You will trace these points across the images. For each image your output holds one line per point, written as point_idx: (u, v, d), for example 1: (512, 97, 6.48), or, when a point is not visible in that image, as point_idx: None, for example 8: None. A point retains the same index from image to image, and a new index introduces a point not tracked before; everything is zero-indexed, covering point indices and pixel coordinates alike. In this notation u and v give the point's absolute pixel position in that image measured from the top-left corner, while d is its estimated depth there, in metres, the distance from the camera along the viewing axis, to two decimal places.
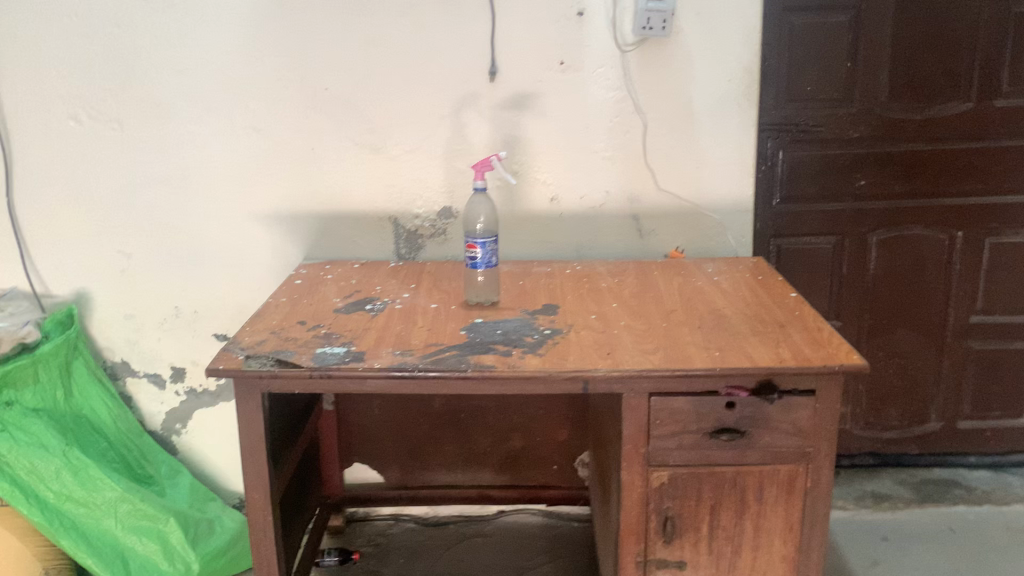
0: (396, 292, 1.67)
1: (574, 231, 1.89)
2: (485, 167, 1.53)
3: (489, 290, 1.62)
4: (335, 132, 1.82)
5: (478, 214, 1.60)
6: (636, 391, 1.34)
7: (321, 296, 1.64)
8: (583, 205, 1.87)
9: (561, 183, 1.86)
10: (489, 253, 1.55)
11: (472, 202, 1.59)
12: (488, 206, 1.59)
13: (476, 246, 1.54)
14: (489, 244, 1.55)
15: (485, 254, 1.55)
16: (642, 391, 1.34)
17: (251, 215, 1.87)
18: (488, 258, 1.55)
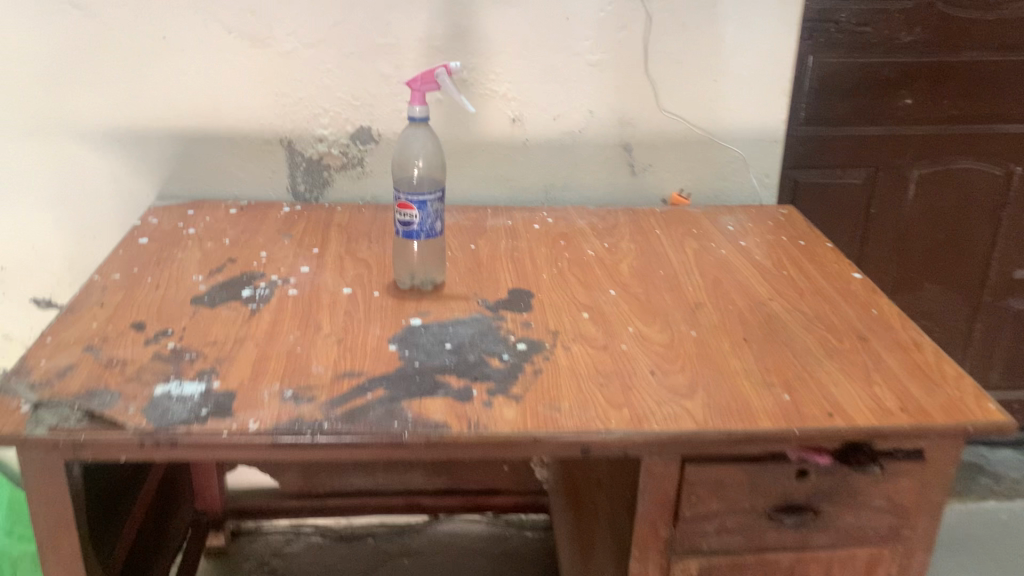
0: (290, 264, 1.14)
1: (541, 166, 1.37)
2: (427, 85, 0.98)
3: (433, 271, 1.11)
4: (197, 12, 1.22)
5: (414, 158, 1.05)
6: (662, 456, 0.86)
7: (175, 274, 1.09)
8: (556, 131, 1.35)
9: (527, 99, 1.32)
10: (428, 220, 1.04)
11: (406, 139, 1.04)
12: (430, 147, 1.03)
13: (412, 206, 1.03)
14: (431, 205, 1.03)
15: (423, 221, 1.03)
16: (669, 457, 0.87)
17: (76, 135, 1.28)
18: (430, 225, 1.04)
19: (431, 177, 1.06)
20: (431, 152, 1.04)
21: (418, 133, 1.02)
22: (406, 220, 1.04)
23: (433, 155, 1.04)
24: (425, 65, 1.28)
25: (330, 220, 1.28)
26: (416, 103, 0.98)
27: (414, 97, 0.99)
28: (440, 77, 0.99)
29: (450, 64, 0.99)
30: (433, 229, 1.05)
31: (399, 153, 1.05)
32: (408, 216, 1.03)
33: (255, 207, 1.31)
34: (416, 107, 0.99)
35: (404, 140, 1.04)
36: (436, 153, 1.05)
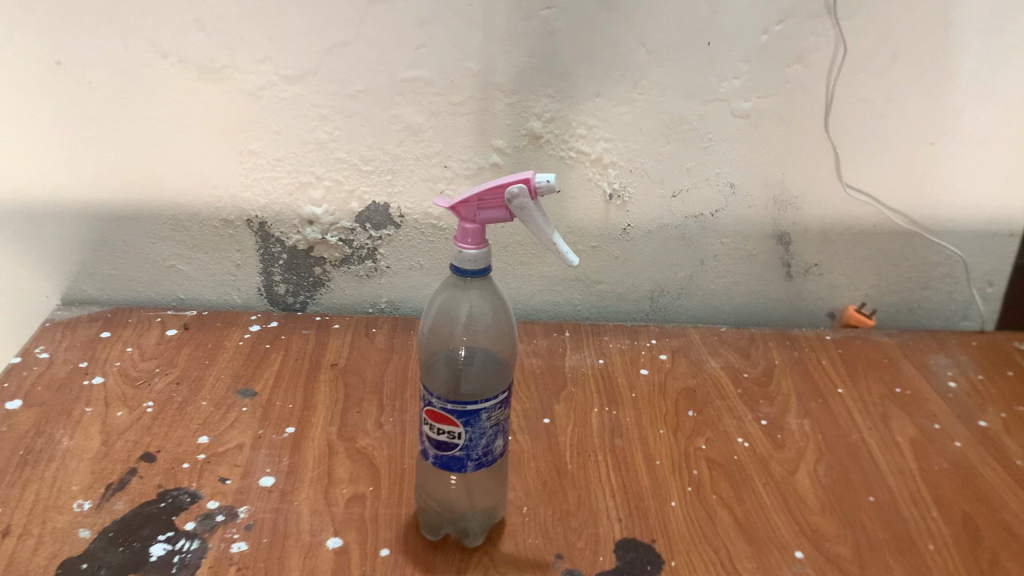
0: (243, 468, 0.68)
1: (648, 265, 0.89)
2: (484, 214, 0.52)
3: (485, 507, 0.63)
4: (109, 26, 0.74)
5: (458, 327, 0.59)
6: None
7: (45, 498, 0.64)
8: (674, 214, 0.87)
9: (634, 166, 0.84)
10: (481, 440, 0.57)
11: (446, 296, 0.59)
12: (490, 304, 0.58)
13: (453, 418, 0.56)
14: (486, 418, 0.56)
15: (472, 444, 0.56)
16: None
17: None
18: (484, 450, 0.57)
19: (490, 356, 0.59)
20: (491, 311, 0.58)
21: (469, 285, 0.57)
22: (440, 439, 0.57)
23: (494, 317, 0.59)
24: (475, 112, 0.80)
25: (319, 356, 0.82)
26: (465, 241, 0.52)
27: (462, 233, 0.52)
28: (515, 202, 0.51)
29: (534, 177, 0.52)
30: (489, 453, 0.58)
31: (433, 321, 0.59)
32: (444, 434, 0.57)
33: (206, 326, 0.85)
34: (466, 249, 0.52)
35: (443, 298, 0.59)
36: (499, 313, 0.59)
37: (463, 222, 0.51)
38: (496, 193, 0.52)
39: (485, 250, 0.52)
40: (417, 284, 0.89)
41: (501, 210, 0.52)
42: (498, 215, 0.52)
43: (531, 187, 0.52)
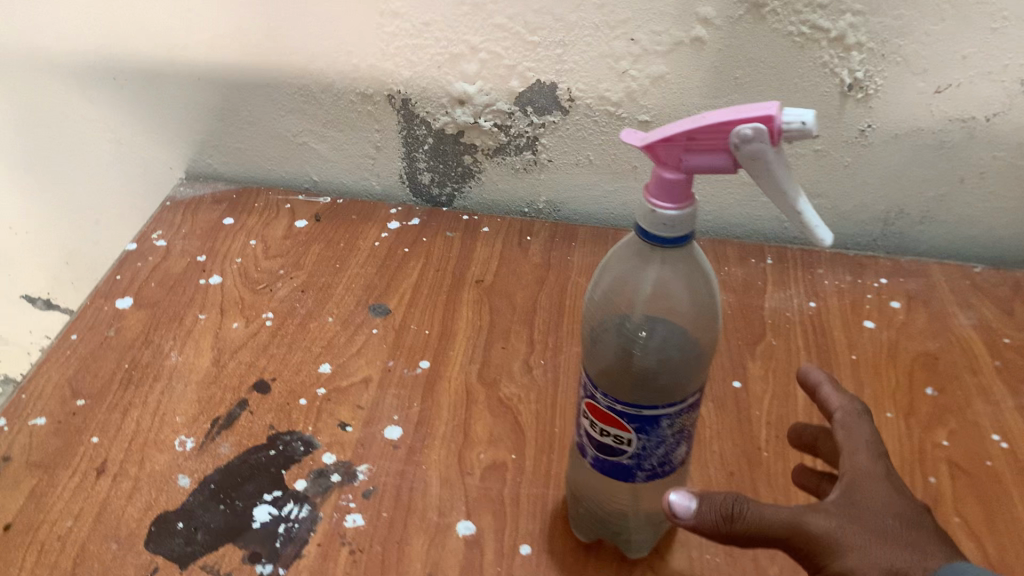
0: (367, 413, 0.57)
1: (883, 179, 0.70)
2: (692, 160, 0.35)
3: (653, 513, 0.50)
4: None
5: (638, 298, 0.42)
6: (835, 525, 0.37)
7: (145, 430, 0.55)
8: (935, 115, 0.66)
9: (889, 51, 0.63)
10: (659, 449, 0.41)
11: (625, 253, 0.42)
12: (682, 275, 0.41)
13: (621, 420, 0.41)
14: (667, 422, 0.40)
15: (645, 453, 0.41)
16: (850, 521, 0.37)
17: (47, 69, 0.73)
18: (662, 459, 0.42)
19: (680, 344, 0.42)
20: (686, 281, 0.41)
21: (654, 255, 0.40)
22: (604, 442, 0.42)
23: (689, 289, 0.41)
24: None
25: (462, 270, 0.69)
26: (661, 198, 0.35)
27: (658, 185, 0.35)
28: (743, 148, 0.34)
29: (780, 110, 0.33)
30: (668, 463, 0.42)
31: (608, 289, 0.43)
32: (609, 436, 0.42)
33: (339, 219, 0.73)
34: (662, 210, 0.35)
35: (620, 264, 0.42)
36: (698, 282, 0.41)
37: (662, 170, 0.35)
38: (715, 132, 0.34)
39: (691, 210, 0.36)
40: (585, 183, 0.73)
41: (721, 155, 0.35)
42: (714, 164, 0.35)
43: (774, 129, 0.33)
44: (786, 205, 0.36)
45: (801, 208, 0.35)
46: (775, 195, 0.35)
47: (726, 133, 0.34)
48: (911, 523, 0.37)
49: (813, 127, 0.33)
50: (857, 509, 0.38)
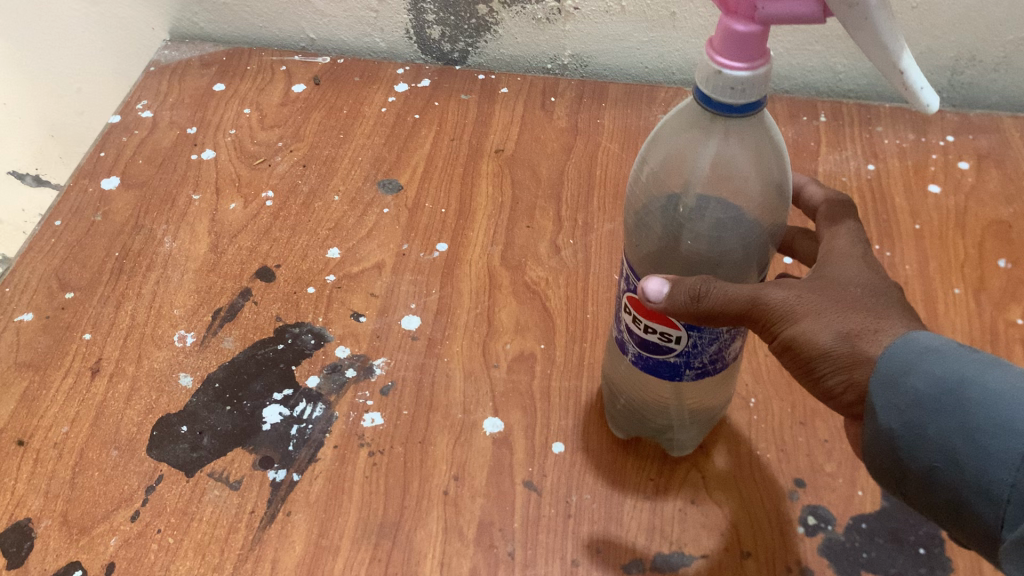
0: (381, 302, 0.52)
1: (957, 21, 0.61)
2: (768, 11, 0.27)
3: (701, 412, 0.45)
4: None
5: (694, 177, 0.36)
6: (799, 296, 0.32)
7: (142, 324, 0.51)
8: None
9: None
10: (712, 345, 0.36)
11: (681, 124, 0.36)
12: (749, 149, 0.34)
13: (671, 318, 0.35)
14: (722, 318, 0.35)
15: (696, 351, 0.36)
16: (812, 290, 0.32)
17: None
18: (714, 356, 0.37)
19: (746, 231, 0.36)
20: (754, 156, 0.34)
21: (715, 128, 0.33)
22: (649, 339, 0.37)
23: (758, 165, 0.35)
24: None
25: (480, 138, 0.62)
26: (727, 55, 0.28)
27: (724, 37, 0.28)
28: None
29: None
30: (720, 359, 0.37)
31: (661, 166, 0.37)
32: (654, 334, 0.36)
33: (341, 82, 0.66)
34: (730, 69, 0.28)
35: (674, 136, 0.36)
36: (768, 159, 0.35)
37: (731, 21, 0.28)
38: None
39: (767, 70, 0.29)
40: (615, 32, 0.65)
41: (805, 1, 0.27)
42: (797, 16, 0.27)
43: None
44: (889, 63, 0.28)
45: (904, 66, 0.28)
46: (876, 51, 0.28)
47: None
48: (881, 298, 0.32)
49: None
50: (826, 285, 0.33)
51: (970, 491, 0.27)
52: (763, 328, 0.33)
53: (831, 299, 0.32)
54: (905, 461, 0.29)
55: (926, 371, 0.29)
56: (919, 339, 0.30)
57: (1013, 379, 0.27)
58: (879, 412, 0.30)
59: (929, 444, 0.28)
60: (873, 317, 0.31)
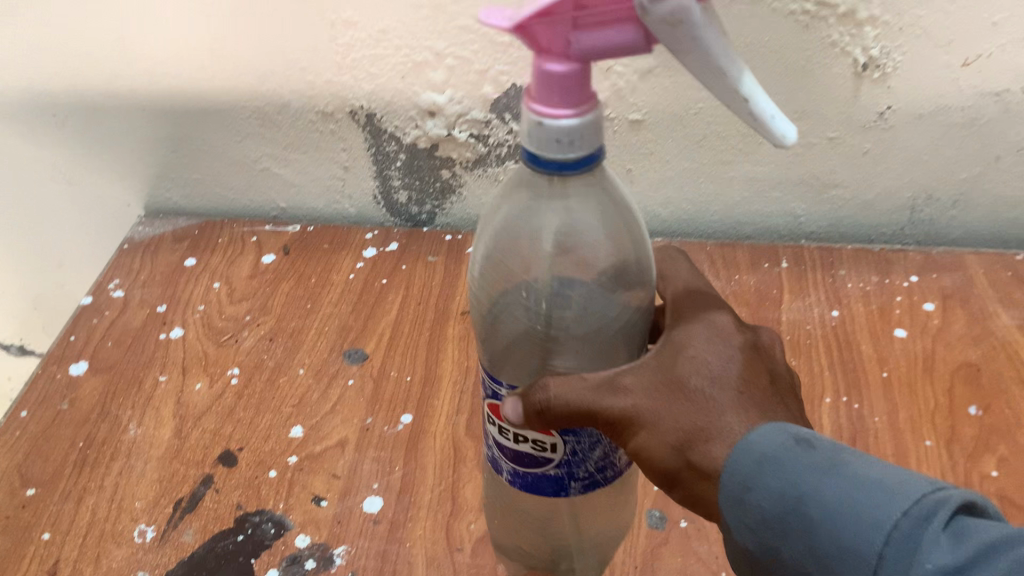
0: (343, 482, 0.51)
1: (907, 165, 0.62)
2: (583, 41, 0.28)
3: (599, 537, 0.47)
4: None
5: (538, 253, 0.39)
6: (636, 397, 0.35)
7: (102, 520, 0.50)
8: (963, 91, 0.58)
9: (913, 23, 0.55)
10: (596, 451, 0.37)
11: (516, 197, 0.37)
12: (590, 209, 0.36)
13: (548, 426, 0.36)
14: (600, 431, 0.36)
15: (578, 459, 0.37)
16: (655, 391, 0.35)
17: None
18: (598, 463, 0.38)
19: (599, 308, 0.39)
20: (594, 211, 0.37)
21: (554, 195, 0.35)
22: (522, 451, 0.38)
23: (599, 218, 0.37)
24: None
25: (447, 300, 0.63)
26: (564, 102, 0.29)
27: (557, 85, 0.29)
28: (655, 15, 0.27)
29: None
30: (607, 469, 0.38)
31: (505, 233, 0.39)
32: (529, 444, 0.37)
33: (310, 250, 0.67)
34: (554, 119, 0.29)
35: (513, 210, 0.38)
36: (607, 212, 0.37)
37: (547, 65, 0.29)
38: None
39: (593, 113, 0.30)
40: None
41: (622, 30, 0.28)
42: (612, 41, 0.28)
43: None
44: (730, 88, 0.29)
45: (745, 92, 0.29)
46: (714, 75, 0.29)
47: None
48: (724, 391, 0.34)
49: None
50: (671, 379, 0.35)
51: None
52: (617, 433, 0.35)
53: (671, 399, 0.34)
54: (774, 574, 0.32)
55: (766, 486, 0.31)
56: (756, 446, 0.32)
57: (844, 488, 0.30)
58: (736, 530, 0.32)
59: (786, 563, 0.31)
60: (712, 415, 0.34)
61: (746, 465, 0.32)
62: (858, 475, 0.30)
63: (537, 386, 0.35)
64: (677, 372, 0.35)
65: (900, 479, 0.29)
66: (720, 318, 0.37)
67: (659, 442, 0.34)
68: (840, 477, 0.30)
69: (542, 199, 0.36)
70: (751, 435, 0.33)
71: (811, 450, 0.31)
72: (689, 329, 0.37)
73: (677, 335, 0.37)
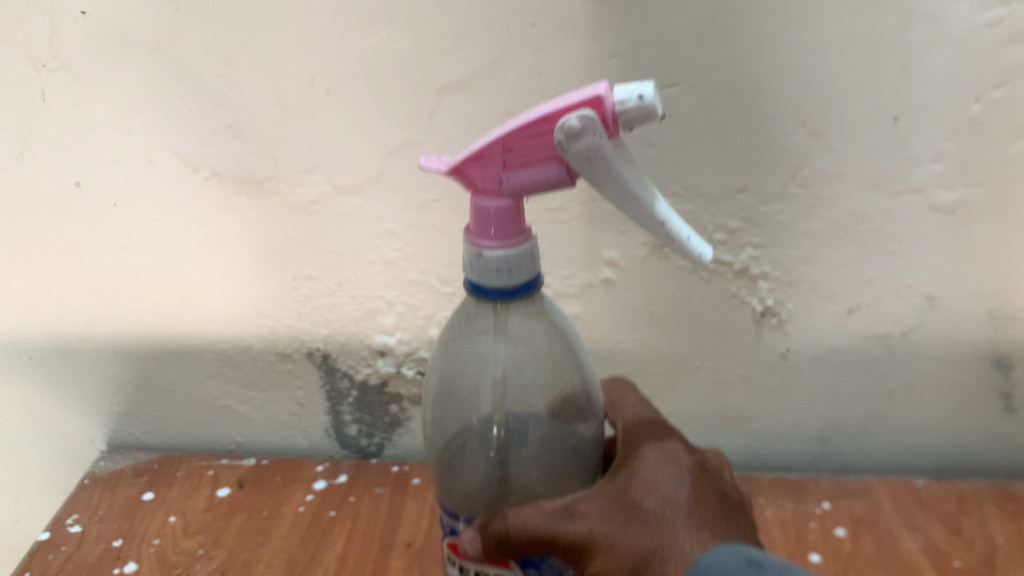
0: None
1: (812, 400, 0.69)
2: (515, 177, 0.40)
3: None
4: (139, 141, 0.62)
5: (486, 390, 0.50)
6: (595, 522, 0.45)
7: None
8: (851, 335, 0.66)
9: (796, 278, 0.65)
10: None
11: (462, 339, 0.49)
12: (526, 349, 0.48)
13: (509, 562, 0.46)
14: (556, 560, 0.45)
15: None
16: (610, 516, 0.46)
17: None
18: None
19: (545, 432, 0.50)
20: (530, 349, 0.48)
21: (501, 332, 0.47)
22: None
23: (532, 355, 0.48)
24: (579, 220, 0.63)
25: (391, 533, 0.65)
26: (497, 227, 0.41)
27: (492, 213, 0.41)
28: (578, 152, 0.38)
29: (604, 96, 0.38)
30: None
31: (456, 370, 0.50)
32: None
33: (263, 483, 0.70)
34: (491, 249, 0.41)
35: (460, 350, 0.49)
36: (539, 351, 0.49)
37: (487, 200, 0.41)
38: (529, 146, 0.40)
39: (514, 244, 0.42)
40: None
41: (544, 167, 0.40)
42: (533, 178, 0.40)
43: (605, 119, 0.38)
44: (643, 206, 0.41)
45: (657, 210, 0.41)
46: (629, 195, 0.41)
47: (546, 141, 0.39)
48: (669, 513, 0.46)
49: (651, 103, 0.38)
50: (625, 508, 0.46)
51: None
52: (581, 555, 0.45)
53: (627, 522, 0.45)
54: None
55: None
56: (708, 561, 0.44)
57: None
58: None
59: None
60: (664, 535, 0.45)
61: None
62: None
63: (500, 515, 0.45)
64: (633, 501, 0.46)
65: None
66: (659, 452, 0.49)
67: (613, 562, 0.45)
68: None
69: (487, 338, 0.48)
70: (702, 560, 0.44)
71: (760, 572, 0.43)
72: (645, 463, 0.49)
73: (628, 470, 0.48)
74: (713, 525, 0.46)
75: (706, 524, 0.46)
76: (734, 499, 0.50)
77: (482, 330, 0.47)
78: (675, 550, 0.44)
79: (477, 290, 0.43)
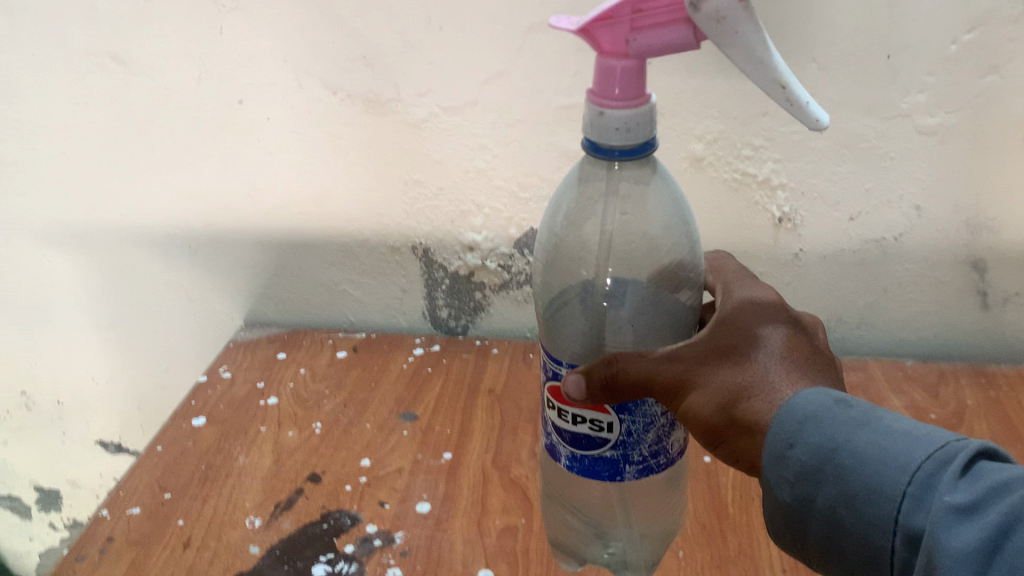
0: (401, 493, 0.69)
1: (820, 294, 0.86)
2: (638, 44, 0.47)
3: (651, 534, 0.64)
4: (285, 66, 0.79)
5: (594, 244, 0.60)
6: (689, 363, 0.52)
7: (222, 512, 0.68)
8: (852, 238, 0.82)
9: (808, 189, 0.80)
10: (646, 435, 0.55)
11: (576, 202, 0.60)
12: (637, 212, 0.58)
13: (606, 406, 0.54)
14: (650, 403, 0.53)
15: (632, 440, 0.54)
16: (706, 360, 0.52)
17: (139, 249, 0.91)
18: (651, 448, 0.55)
19: (644, 293, 0.60)
20: (639, 212, 0.58)
21: (614, 193, 0.58)
22: (581, 432, 0.55)
23: (642, 218, 0.59)
24: None
25: (477, 383, 0.82)
26: (621, 87, 0.48)
27: (620, 73, 0.48)
28: (705, 15, 0.44)
29: None
30: (658, 454, 0.56)
31: (569, 230, 0.61)
32: (588, 425, 0.55)
33: (374, 348, 0.88)
34: (614, 109, 0.48)
35: (572, 214, 0.60)
36: (647, 216, 0.59)
37: (614, 61, 0.48)
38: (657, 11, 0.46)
39: (634, 107, 0.48)
40: None
41: (668, 33, 0.46)
42: (656, 43, 0.46)
43: None
44: (774, 80, 0.46)
45: (785, 81, 0.46)
46: (764, 67, 0.46)
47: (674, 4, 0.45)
48: (762, 355, 0.52)
49: None
50: (719, 351, 0.52)
51: (866, 530, 0.44)
52: (677, 392, 0.52)
53: (720, 363, 0.52)
54: (813, 502, 0.46)
55: (811, 431, 0.47)
56: (799, 407, 0.48)
57: (878, 440, 0.44)
58: (783, 479, 0.47)
59: (824, 501, 0.45)
60: (754, 375, 0.51)
61: (793, 421, 0.47)
62: (887, 432, 0.45)
63: (606, 361, 0.52)
64: (728, 346, 0.52)
65: (922, 435, 0.44)
66: (762, 309, 0.56)
67: (705, 399, 0.51)
68: (871, 433, 0.45)
69: (602, 203, 0.58)
70: (795, 398, 0.48)
71: (847, 411, 0.47)
72: (750, 321, 0.54)
73: (725, 322, 0.54)
74: (804, 371, 0.51)
75: (797, 365, 0.52)
76: (830, 359, 0.55)
77: (596, 193, 0.58)
78: (768, 387, 0.50)
79: (598, 148, 0.50)
